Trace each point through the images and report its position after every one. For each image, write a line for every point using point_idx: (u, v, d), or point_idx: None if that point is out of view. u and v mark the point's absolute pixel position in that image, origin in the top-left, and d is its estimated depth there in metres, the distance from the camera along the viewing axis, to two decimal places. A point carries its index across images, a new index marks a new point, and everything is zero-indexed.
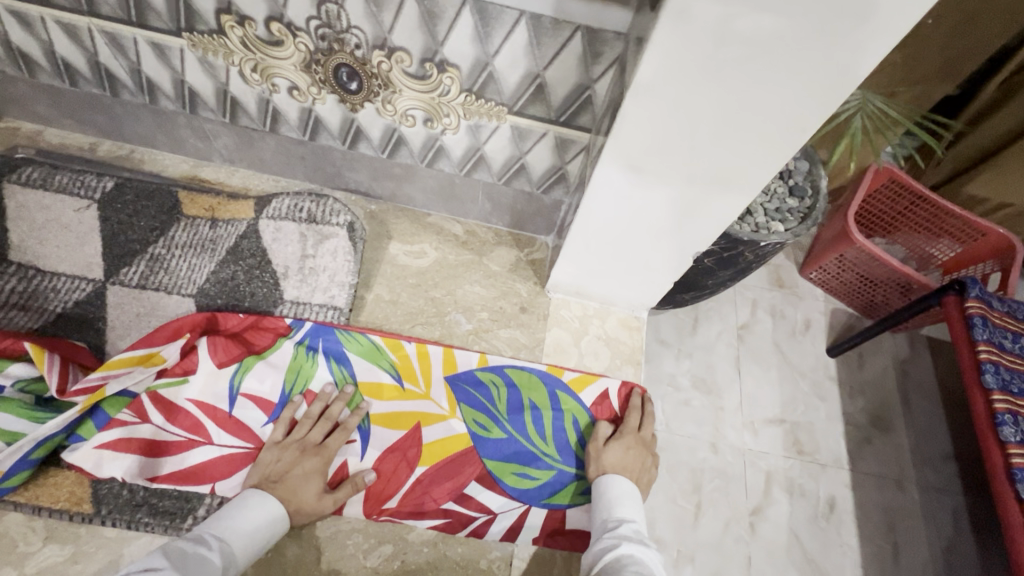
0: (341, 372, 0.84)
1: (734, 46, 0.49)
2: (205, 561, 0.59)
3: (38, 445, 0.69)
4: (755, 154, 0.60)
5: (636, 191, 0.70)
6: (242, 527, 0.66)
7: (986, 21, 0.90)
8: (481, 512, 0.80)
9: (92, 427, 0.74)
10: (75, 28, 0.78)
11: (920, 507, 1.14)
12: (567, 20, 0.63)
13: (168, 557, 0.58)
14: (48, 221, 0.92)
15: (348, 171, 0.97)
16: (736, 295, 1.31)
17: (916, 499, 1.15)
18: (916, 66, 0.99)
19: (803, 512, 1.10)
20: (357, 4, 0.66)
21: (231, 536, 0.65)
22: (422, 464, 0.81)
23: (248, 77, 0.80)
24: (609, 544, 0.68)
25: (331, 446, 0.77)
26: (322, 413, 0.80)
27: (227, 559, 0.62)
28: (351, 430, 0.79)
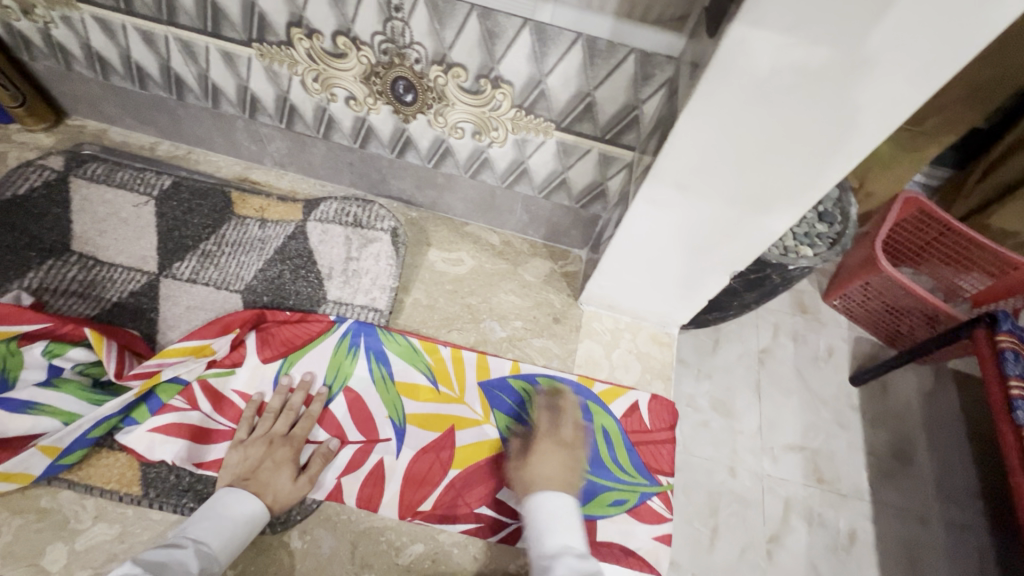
0: (379, 371, 0.86)
1: (787, 74, 0.51)
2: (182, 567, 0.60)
3: (95, 427, 0.73)
4: (800, 176, 0.61)
5: (679, 208, 0.72)
6: (218, 527, 0.66)
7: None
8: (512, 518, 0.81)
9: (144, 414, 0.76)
10: (152, 35, 0.83)
11: (944, 544, 1.12)
12: (621, 44, 0.66)
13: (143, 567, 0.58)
14: (109, 215, 0.97)
15: (393, 179, 1.01)
16: (760, 321, 1.32)
17: (940, 535, 1.13)
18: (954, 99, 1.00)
19: (823, 543, 1.09)
20: (421, 21, 0.70)
21: (208, 537, 0.65)
22: (456, 466, 0.82)
23: (309, 86, 0.84)
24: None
25: (298, 434, 0.78)
26: (283, 407, 0.81)
27: (204, 559, 0.62)
28: (315, 417, 0.80)
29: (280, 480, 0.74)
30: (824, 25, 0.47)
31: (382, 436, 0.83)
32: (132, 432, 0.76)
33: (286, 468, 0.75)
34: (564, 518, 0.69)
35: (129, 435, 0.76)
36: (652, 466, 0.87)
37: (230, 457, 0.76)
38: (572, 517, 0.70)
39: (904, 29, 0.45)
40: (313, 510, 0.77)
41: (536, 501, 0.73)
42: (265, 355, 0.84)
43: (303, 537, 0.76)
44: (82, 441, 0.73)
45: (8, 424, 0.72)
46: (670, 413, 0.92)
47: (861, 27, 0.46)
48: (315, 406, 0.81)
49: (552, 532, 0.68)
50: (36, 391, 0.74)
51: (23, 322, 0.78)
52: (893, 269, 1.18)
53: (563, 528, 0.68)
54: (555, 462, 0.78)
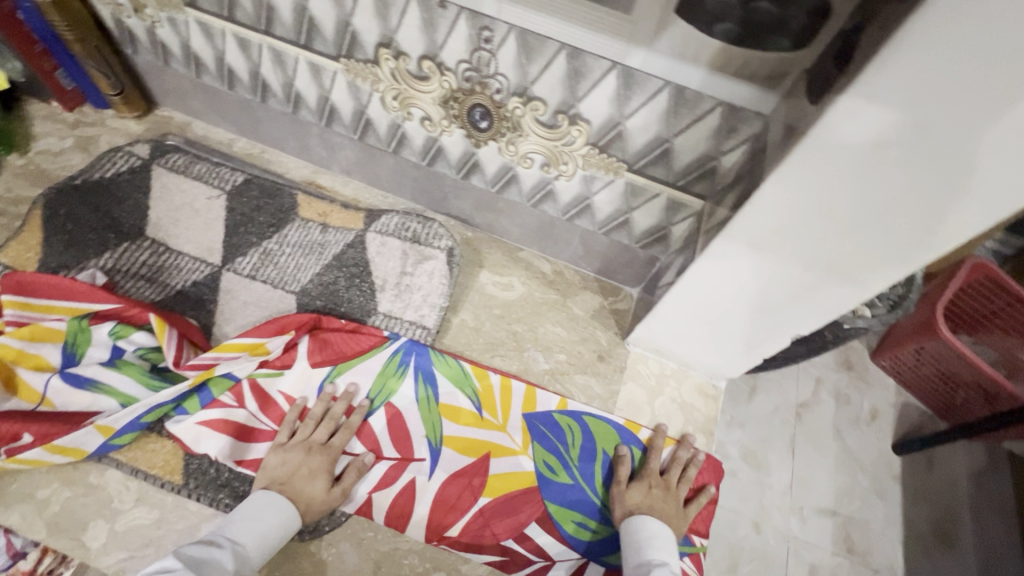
0: (422, 392, 0.86)
1: (892, 150, 0.49)
2: (217, 563, 0.61)
3: (150, 412, 0.75)
4: (888, 253, 0.58)
5: (749, 266, 0.69)
6: (254, 526, 0.67)
7: None
8: (539, 557, 0.79)
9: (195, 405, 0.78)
10: (248, 42, 0.87)
11: None
12: (709, 96, 0.64)
13: (182, 560, 0.60)
14: (183, 205, 1.01)
15: (453, 198, 1.02)
16: (800, 371, 1.26)
17: None
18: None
19: None
20: (508, 55, 0.70)
21: (244, 535, 0.66)
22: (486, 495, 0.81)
23: (387, 103, 0.86)
24: None
25: (335, 445, 0.79)
26: (324, 414, 0.82)
27: (237, 558, 0.63)
28: (353, 429, 0.81)
29: (315, 490, 0.74)
30: (941, 108, 0.44)
31: (417, 456, 0.83)
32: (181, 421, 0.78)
33: (321, 478, 0.75)
34: (662, 540, 0.74)
35: (179, 423, 0.78)
36: (689, 524, 0.84)
37: (268, 459, 0.77)
38: (670, 543, 0.74)
39: None
40: (341, 522, 0.78)
41: (636, 524, 0.76)
42: (314, 362, 0.85)
43: (329, 549, 0.76)
44: (136, 425, 0.75)
45: (71, 399, 0.77)
46: (712, 471, 0.88)
47: (984, 114, 0.43)
48: (355, 419, 0.82)
49: (651, 547, 0.72)
50: (99, 370, 0.78)
51: (95, 301, 0.82)
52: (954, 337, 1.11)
53: (660, 547, 0.73)
54: (650, 492, 0.80)
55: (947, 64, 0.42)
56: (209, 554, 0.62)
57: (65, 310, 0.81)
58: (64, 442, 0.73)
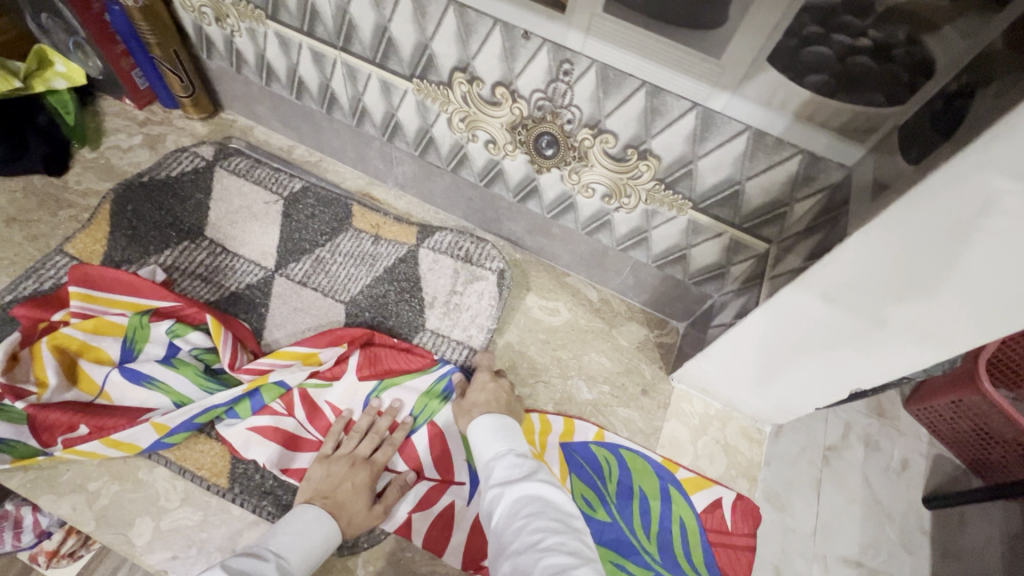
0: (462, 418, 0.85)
1: (997, 220, 0.47)
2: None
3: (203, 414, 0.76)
4: (975, 320, 0.56)
5: (814, 316, 0.68)
6: (297, 541, 0.67)
7: None
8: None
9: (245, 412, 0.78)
10: (323, 56, 0.88)
11: None
12: (790, 143, 0.64)
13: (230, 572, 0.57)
14: (242, 208, 1.03)
15: (506, 220, 1.02)
16: (829, 413, 1.23)
17: None
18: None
19: None
20: (586, 88, 0.70)
21: (286, 551, 0.65)
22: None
23: (453, 124, 0.87)
24: (496, 490, 0.63)
25: (379, 460, 0.78)
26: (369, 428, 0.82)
27: (282, 572, 0.62)
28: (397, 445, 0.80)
29: (358, 505, 0.74)
30: None
31: (458, 479, 0.82)
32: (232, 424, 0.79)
33: (363, 493, 0.75)
34: (500, 431, 0.72)
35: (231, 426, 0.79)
36: (728, 573, 0.82)
37: (313, 470, 0.77)
38: (505, 431, 0.72)
39: None
40: (379, 540, 0.77)
41: (468, 427, 0.75)
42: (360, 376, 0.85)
43: (366, 566, 0.76)
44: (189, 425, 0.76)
45: (128, 394, 0.79)
46: (752, 519, 0.87)
47: None
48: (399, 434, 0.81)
49: (494, 441, 0.71)
50: (157, 367, 0.80)
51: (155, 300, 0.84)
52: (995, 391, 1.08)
53: (508, 437, 0.71)
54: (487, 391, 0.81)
55: None
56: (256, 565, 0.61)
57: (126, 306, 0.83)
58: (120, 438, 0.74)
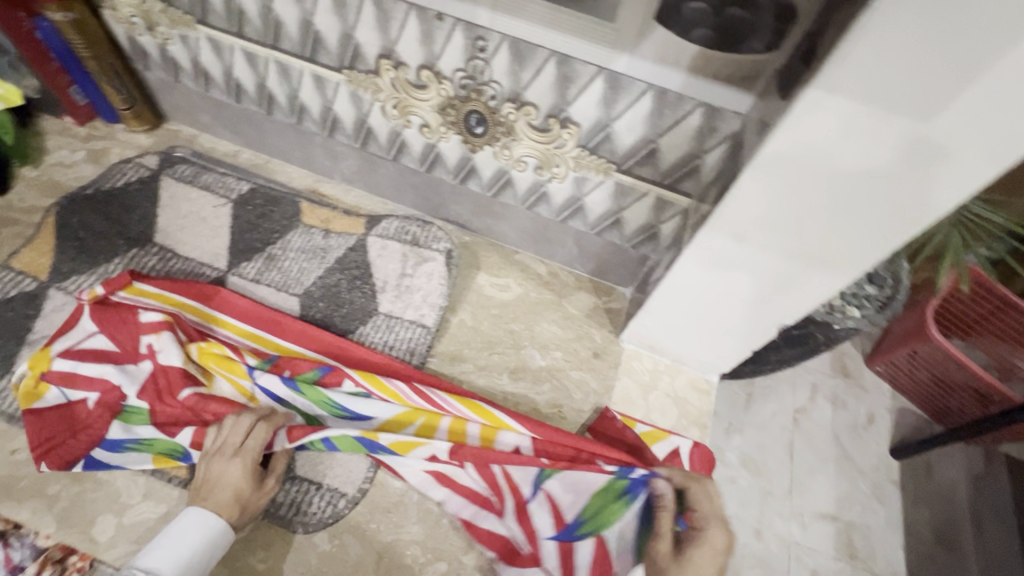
0: (620, 505, 0.76)
1: (858, 138, 0.53)
2: None
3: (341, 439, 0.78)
4: (862, 238, 0.62)
5: (731, 257, 0.73)
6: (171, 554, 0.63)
7: None
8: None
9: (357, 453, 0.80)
10: (256, 56, 0.91)
11: None
12: (689, 97, 0.69)
13: None
14: (190, 213, 1.04)
15: (451, 204, 1.06)
16: (798, 379, 1.32)
17: None
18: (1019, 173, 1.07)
19: None
20: (502, 63, 0.75)
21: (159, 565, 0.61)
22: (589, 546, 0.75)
23: (388, 112, 0.91)
24: None
25: (250, 445, 0.74)
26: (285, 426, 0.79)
27: None
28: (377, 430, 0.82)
29: (242, 488, 0.71)
30: (896, 97, 0.49)
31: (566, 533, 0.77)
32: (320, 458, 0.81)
33: (245, 482, 0.71)
34: None
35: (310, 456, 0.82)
36: None
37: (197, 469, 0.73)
38: None
39: (979, 108, 0.47)
40: (343, 514, 0.80)
41: None
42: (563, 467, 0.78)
43: (332, 541, 0.78)
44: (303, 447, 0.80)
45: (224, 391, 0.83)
46: (708, 464, 0.89)
47: (938, 98, 0.47)
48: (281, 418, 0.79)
49: None
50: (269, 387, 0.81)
51: (237, 316, 0.91)
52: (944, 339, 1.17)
53: None
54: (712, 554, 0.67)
55: (901, 56, 0.46)
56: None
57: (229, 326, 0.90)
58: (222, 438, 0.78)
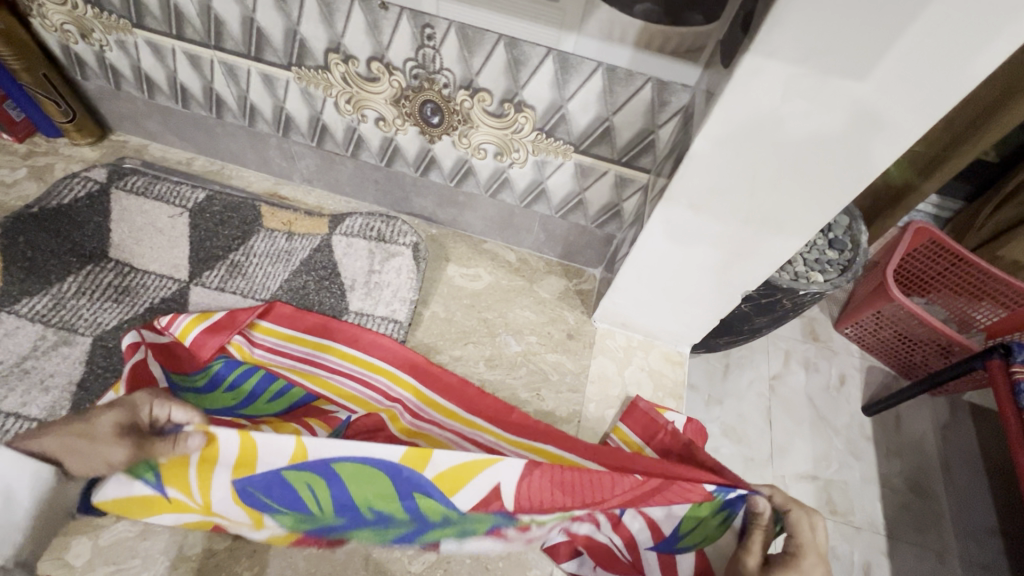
0: (717, 522, 0.70)
1: (798, 102, 0.55)
2: None
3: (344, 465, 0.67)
4: (811, 199, 0.64)
5: (690, 228, 0.75)
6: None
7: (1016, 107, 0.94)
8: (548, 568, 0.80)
9: (394, 500, 0.72)
10: (199, 58, 0.89)
11: None
12: (639, 72, 0.70)
13: None
14: (145, 225, 1.01)
15: (415, 197, 1.05)
16: (771, 346, 1.36)
17: None
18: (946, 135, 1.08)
19: None
20: (451, 49, 0.75)
21: None
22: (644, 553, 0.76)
23: (341, 107, 0.90)
24: None
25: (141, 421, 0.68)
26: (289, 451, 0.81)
27: None
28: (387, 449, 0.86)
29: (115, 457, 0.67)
30: (830, 58, 0.51)
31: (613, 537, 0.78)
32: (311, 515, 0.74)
33: (112, 454, 0.66)
34: None
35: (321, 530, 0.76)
36: None
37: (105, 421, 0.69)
38: None
39: (907, 64, 0.49)
40: None
41: None
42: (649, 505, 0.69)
43: (317, 542, 0.78)
44: (283, 478, 0.69)
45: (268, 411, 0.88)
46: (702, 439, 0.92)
47: (868, 57, 0.50)
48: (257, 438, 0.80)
49: None
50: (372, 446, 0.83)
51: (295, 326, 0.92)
52: (905, 299, 1.22)
53: None
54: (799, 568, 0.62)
55: (831, 18, 0.48)
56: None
57: (264, 332, 0.91)
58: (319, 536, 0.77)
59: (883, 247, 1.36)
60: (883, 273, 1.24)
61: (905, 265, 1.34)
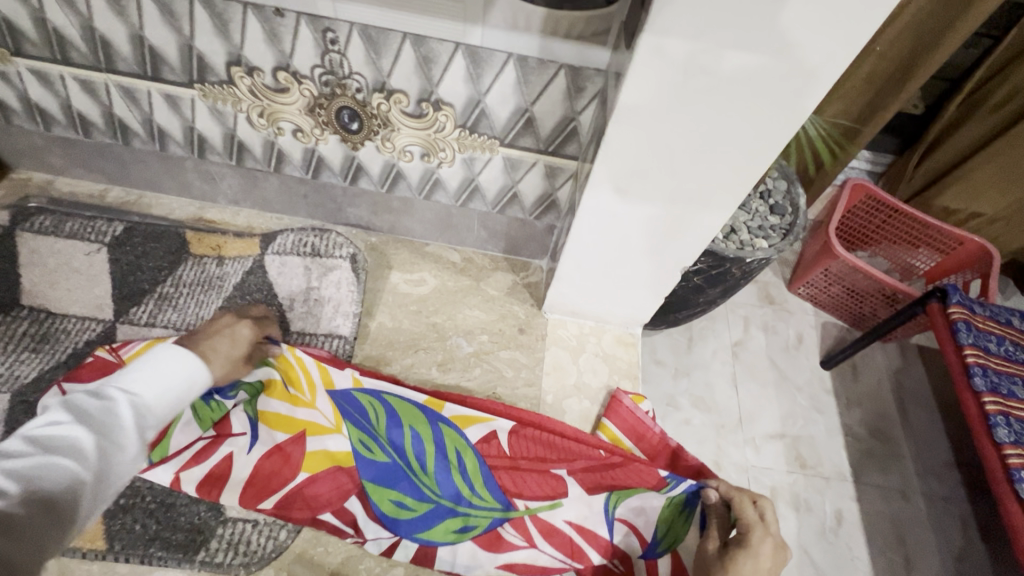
0: (684, 522, 0.78)
1: (700, 77, 0.56)
2: (112, 420, 0.55)
3: (396, 396, 0.84)
4: (730, 172, 0.65)
5: (620, 212, 0.75)
6: (149, 376, 0.59)
7: (931, 62, 0.98)
8: (521, 540, 0.79)
9: (425, 425, 0.83)
10: (93, 83, 0.83)
11: (929, 518, 1.20)
12: (550, 60, 0.69)
13: (68, 411, 0.54)
14: (60, 266, 0.95)
15: (348, 207, 1.02)
16: (730, 313, 1.39)
17: (923, 509, 1.21)
18: (869, 94, 1.09)
19: (813, 529, 1.16)
20: (358, 52, 0.72)
21: (137, 386, 0.58)
22: (619, 505, 0.81)
23: (255, 122, 0.86)
24: None
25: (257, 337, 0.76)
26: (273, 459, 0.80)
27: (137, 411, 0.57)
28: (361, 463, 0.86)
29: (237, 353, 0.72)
30: (723, 33, 0.51)
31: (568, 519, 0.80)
32: (371, 430, 0.83)
33: (239, 350, 0.72)
34: None
35: (367, 458, 0.81)
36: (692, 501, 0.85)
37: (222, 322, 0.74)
38: None
39: (796, 33, 0.50)
40: (287, 546, 0.77)
41: None
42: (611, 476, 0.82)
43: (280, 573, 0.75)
44: (350, 398, 0.84)
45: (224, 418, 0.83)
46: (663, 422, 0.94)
47: (759, 29, 0.50)
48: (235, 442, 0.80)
49: None
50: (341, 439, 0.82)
51: None
52: (849, 255, 1.27)
53: None
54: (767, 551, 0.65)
55: None
56: (99, 435, 0.54)
57: None
58: (342, 524, 0.78)
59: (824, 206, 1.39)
60: (825, 232, 1.28)
61: (845, 223, 1.38)
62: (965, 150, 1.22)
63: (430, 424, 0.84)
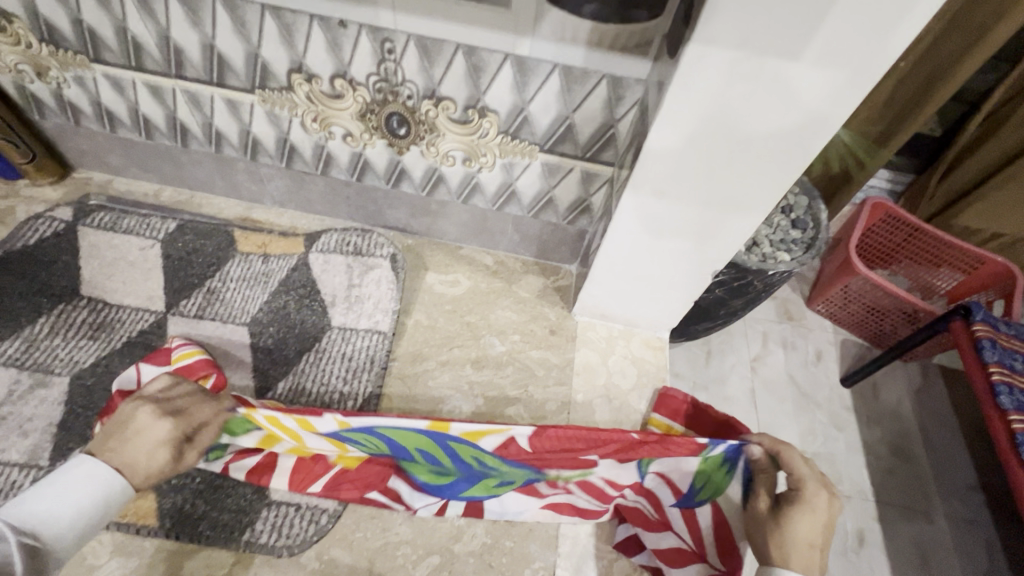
0: (725, 473, 0.79)
1: (740, 84, 0.59)
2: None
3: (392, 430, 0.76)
4: (765, 177, 0.68)
5: (655, 214, 0.78)
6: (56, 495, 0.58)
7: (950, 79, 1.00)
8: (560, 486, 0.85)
9: (434, 445, 0.80)
10: (161, 88, 0.89)
11: (956, 541, 1.19)
12: (593, 70, 0.74)
13: None
14: (116, 259, 1.00)
15: (388, 210, 1.07)
16: (750, 331, 1.41)
17: (949, 532, 1.20)
18: (889, 115, 1.12)
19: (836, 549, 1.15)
20: (412, 61, 0.77)
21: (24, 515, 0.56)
22: (652, 463, 0.81)
23: (308, 126, 0.91)
24: None
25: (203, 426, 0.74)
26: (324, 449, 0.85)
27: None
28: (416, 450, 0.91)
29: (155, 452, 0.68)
30: (764, 43, 0.55)
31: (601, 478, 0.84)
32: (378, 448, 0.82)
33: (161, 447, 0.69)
34: None
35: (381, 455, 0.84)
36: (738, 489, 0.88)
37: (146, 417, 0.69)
38: None
39: (833, 43, 0.54)
40: (327, 530, 0.79)
41: None
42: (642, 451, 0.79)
43: (320, 556, 0.78)
44: (341, 436, 0.78)
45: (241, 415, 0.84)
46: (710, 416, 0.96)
47: (798, 39, 0.54)
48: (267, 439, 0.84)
49: None
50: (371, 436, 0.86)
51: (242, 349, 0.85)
52: (869, 271, 1.28)
53: None
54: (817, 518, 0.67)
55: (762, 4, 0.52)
56: None
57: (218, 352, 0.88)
58: (390, 500, 0.82)
59: (844, 223, 1.42)
60: (846, 249, 1.29)
61: (866, 241, 1.40)
62: (986, 169, 1.23)
63: (439, 444, 0.80)
